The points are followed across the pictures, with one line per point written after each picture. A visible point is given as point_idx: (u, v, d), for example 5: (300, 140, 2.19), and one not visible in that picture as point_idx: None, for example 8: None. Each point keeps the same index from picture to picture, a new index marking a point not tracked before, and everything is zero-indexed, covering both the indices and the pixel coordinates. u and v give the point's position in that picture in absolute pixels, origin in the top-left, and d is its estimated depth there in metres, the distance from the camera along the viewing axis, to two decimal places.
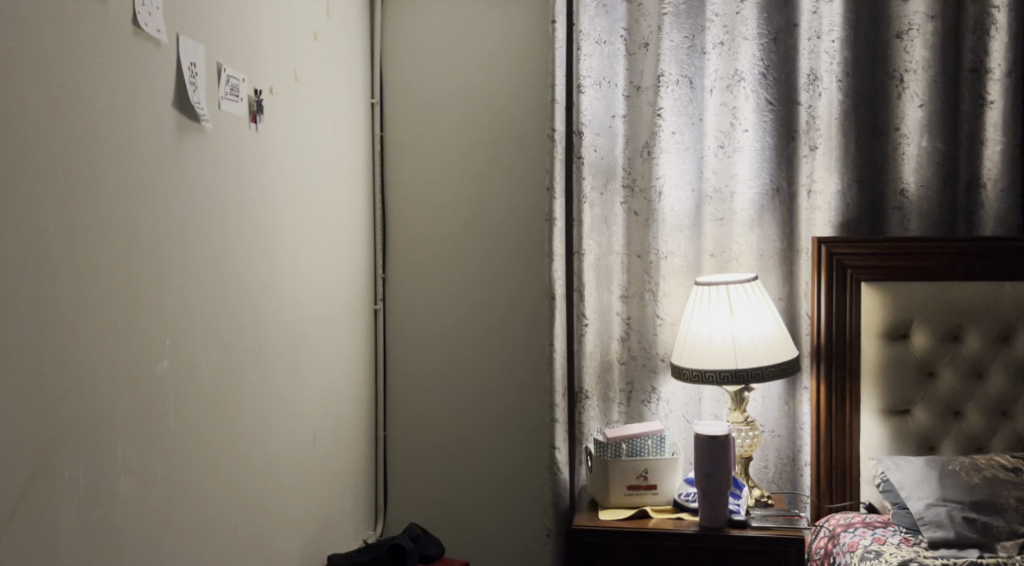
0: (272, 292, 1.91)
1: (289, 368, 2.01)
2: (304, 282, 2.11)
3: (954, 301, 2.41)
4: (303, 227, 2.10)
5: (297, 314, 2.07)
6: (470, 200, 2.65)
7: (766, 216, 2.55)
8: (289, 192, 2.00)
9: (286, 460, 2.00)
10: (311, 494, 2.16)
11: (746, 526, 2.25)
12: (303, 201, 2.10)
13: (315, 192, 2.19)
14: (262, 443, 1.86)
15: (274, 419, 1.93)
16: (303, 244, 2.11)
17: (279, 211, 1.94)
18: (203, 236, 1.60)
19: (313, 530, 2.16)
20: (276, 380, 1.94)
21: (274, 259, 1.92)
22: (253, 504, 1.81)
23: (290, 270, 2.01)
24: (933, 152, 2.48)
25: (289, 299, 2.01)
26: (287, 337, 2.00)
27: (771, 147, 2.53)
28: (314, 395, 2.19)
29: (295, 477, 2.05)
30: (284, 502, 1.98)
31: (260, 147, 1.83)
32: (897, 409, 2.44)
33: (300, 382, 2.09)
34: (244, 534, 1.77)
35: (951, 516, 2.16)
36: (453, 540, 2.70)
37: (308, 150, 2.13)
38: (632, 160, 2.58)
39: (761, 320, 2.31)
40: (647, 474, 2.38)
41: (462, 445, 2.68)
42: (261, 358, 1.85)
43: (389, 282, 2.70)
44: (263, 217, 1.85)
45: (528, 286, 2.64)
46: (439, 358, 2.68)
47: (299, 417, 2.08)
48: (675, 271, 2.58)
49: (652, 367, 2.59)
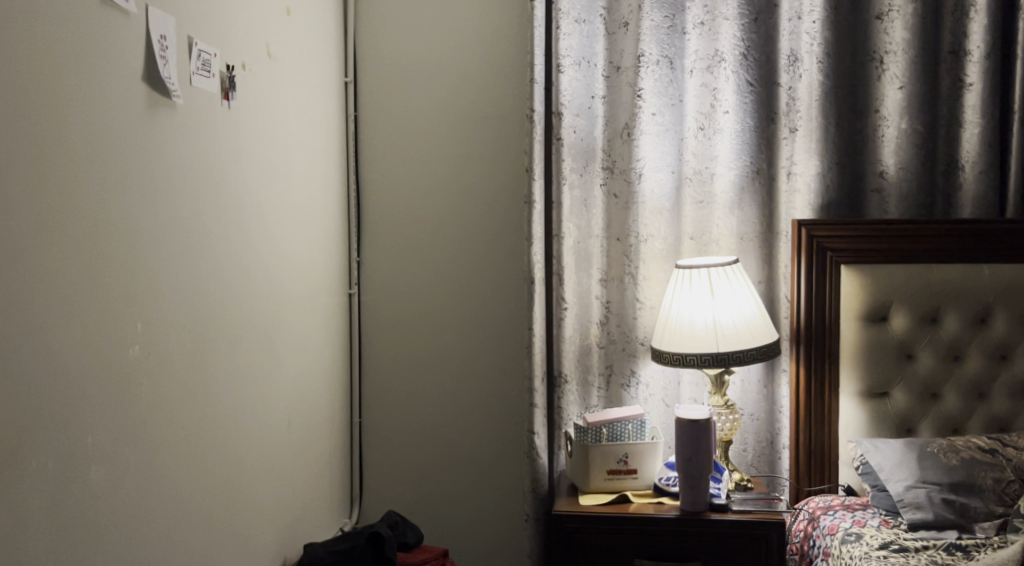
0: (248, 276, 1.87)
1: (264, 352, 1.97)
2: (279, 268, 2.07)
3: (933, 284, 2.41)
4: (277, 209, 2.05)
5: (272, 298, 2.02)
6: (447, 182, 2.61)
7: (746, 199, 2.53)
8: (263, 172, 1.95)
9: (261, 448, 1.96)
10: (287, 482, 2.12)
11: (727, 510, 2.24)
12: (278, 183, 2.05)
13: (289, 174, 2.14)
14: (236, 431, 1.81)
15: (250, 405, 1.89)
16: (278, 228, 2.06)
17: (252, 193, 1.88)
18: (176, 216, 1.55)
19: (289, 518, 2.12)
20: (250, 366, 1.89)
21: (248, 241, 1.87)
22: (227, 493, 1.77)
23: (264, 254, 1.97)
24: (913, 134, 2.48)
25: (263, 283, 1.96)
26: (261, 321, 1.95)
27: (751, 129, 2.51)
28: (289, 380, 2.14)
29: (270, 464, 2.01)
30: (259, 491, 1.94)
31: (234, 126, 1.78)
32: (877, 392, 2.44)
33: (275, 369, 2.05)
34: (218, 524, 1.72)
35: (931, 497, 2.17)
36: (430, 528, 2.67)
37: (282, 130, 2.08)
38: (612, 141, 2.55)
39: (742, 304, 2.30)
40: (627, 458, 2.37)
41: (440, 431, 2.65)
42: (235, 343, 1.80)
43: (364, 266, 2.65)
44: (237, 199, 1.80)
45: (507, 270, 2.61)
46: (416, 344, 2.64)
47: (274, 404, 2.04)
48: (654, 254, 2.56)
49: (632, 351, 2.57)
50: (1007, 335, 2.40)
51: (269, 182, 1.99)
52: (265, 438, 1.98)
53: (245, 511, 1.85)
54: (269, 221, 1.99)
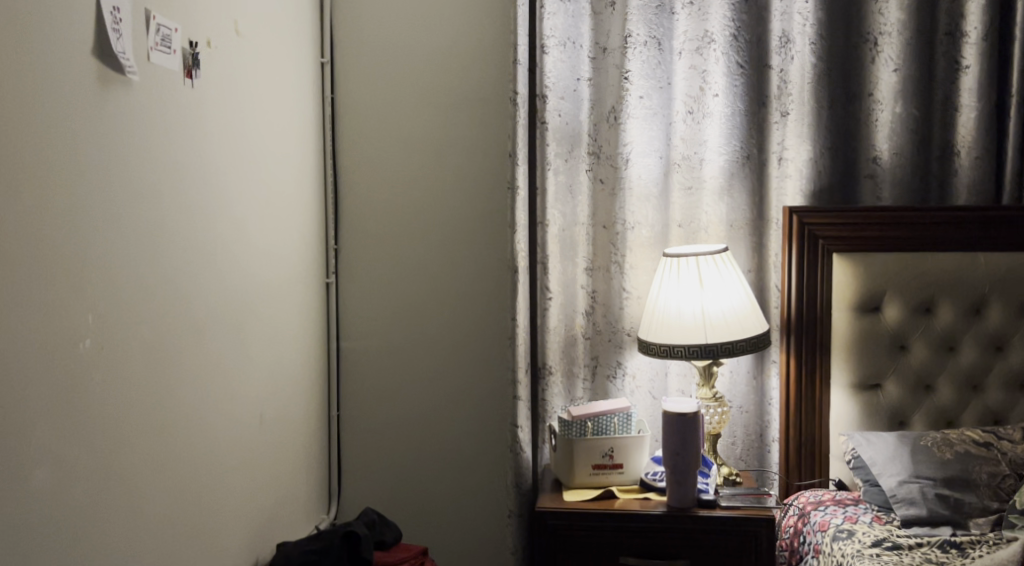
0: (215, 263, 1.79)
1: (234, 345, 1.89)
2: (249, 256, 1.98)
3: (928, 273, 2.34)
4: (247, 195, 1.96)
5: (243, 288, 1.94)
6: (428, 166, 2.52)
7: (736, 185, 2.46)
8: (232, 156, 1.87)
9: (230, 444, 1.88)
10: (259, 478, 2.04)
11: (716, 506, 2.17)
12: (248, 168, 1.97)
13: (261, 159, 2.05)
14: (203, 427, 1.73)
15: (218, 401, 1.81)
16: (249, 215, 1.98)
17: (220, 177, 1.80)
18: (133, 201, 1.47)
19: (261, 516, 2.04)
20: (219, 359, 1.81)
21: (217, 228, 1.79)
22: (193, 492, 1.69)
23: (234, 242, 1.89)
24: (907, 118, 2.41)
25: (233, 272, 1.88)
26: (230, 313, 1.87)
27: (742, 113, 2.44)
28: (263, 371, 2.07)
29: (239, 461, 1.92)
30: (228, 490, 1.86)
31: (199, 107, 1.69)
32: (869, 384, 2.38)
33: (246, 361, 1.97)
34: (182, 525, 1.64)
35: (924, 493, 2.11)
36: (411, 525, 2.60)
37: (252, 112, 1.99)
38: (598, 125, 2.47)
39: (732, 293, 2.22)
40: (613, 452, 2.30)
41: (421, 425, 2.57)
42: (201, 334, 1.72)
43: (341, 254, 2.56)
44: (203, 184, 1.72)
45: (490, 259, 2.53)
46: (398, 336, 2.56)
47: (244, 398, 1.96)
48: (642, 242, 2.49)
49: (618, 342, 2.50)
50: (1003, 325, 2.34)
51: (239, 167, 1.91)
52: (234, 432, 1.90)
53: (212, 513, 1.77)
54: (239, 208, 1.91)
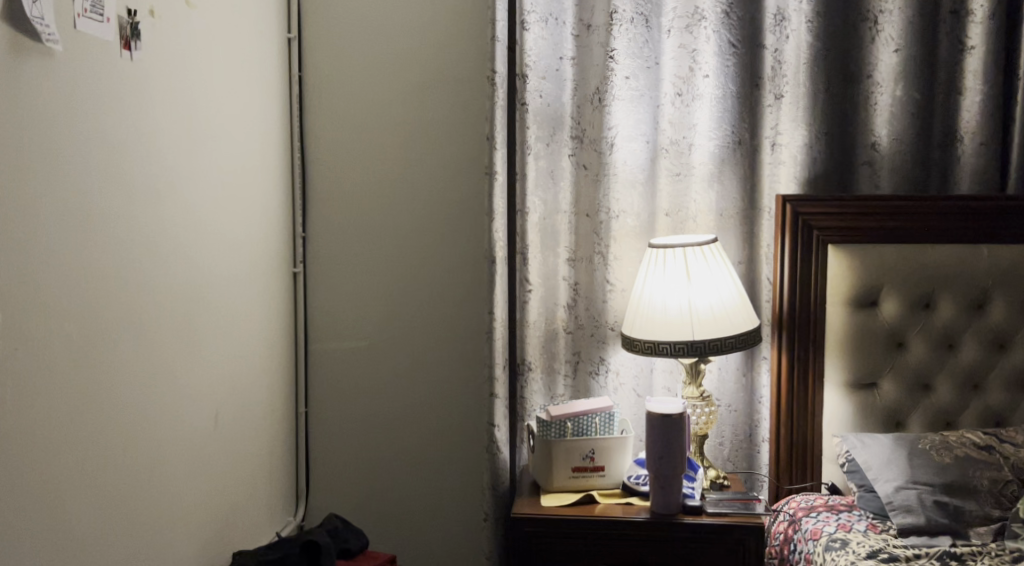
0: (153, 251, 1.66)
1: (179, 338, 1.76)
2: (200, 244, 1.85)
3: (928, 267, 2.22)
4: (199, 178, 1.84)
5: (191, 277, 1.81)
6: (400, 150, 2.38)
7: (726, 172, 2.32)
8: (177, 137, 1.74)
9: (173, 447, 1.75)
10: (212, 484, 1.91)
11: (701, 512, 2.05)
12: (200, 149, 1.84)
13: (216, 141, 1.92)
14: (132, 429, 1.61)
15: (157, 399, 1.68)
16: (201, 200, 1.85)
17: (158, 159, 1.67)
18: (37, 182, 1.35)
19: (212, 522, 1.92)
20: (160, 354, 1.69)
21: (155, 213, 1.66)
22: (113, 497, 1.56)
23: (181, 228, 1.76)
24: (908, 102, 2.28)
25: (177, 260, 1.75)
26: (175, 304, 1.74)
27: (734, 95, 2.30)
28: (218, 367, 1.94)
29: (186, 464, 1.80)
30: (163, 493, 1.73)
31: (130, 83, 1.57)
32: (864, 383, 2.26)
33: (198, 357, 1.84)
34: (95, 531, 1.53)
35: (921, 500, 1.99)
36: (383, 528, 2.47)
37: (205, 90, 1.86)
38: (581, 108, 2.32)
39: (721, 287, 2.10)
40: (594, 454, 2.17)
41: (393, 423, 2.44)
42: (132, 325, 1.60)
43: (309, 243, 2.42)
44: (133, 167, 1.59)
45: (466, 248, 2.39)
46: (369, 329, 2.43)
47: (194, 397, 1.83)
48: (626, 232, 2.35)
49: (601, 336, 2.37)
50: (1005, 322, 2.22)
51: (187, 148, 1.77)
52: (179, 434, 1.77)
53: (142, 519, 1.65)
54: (186, 192, 1.78)
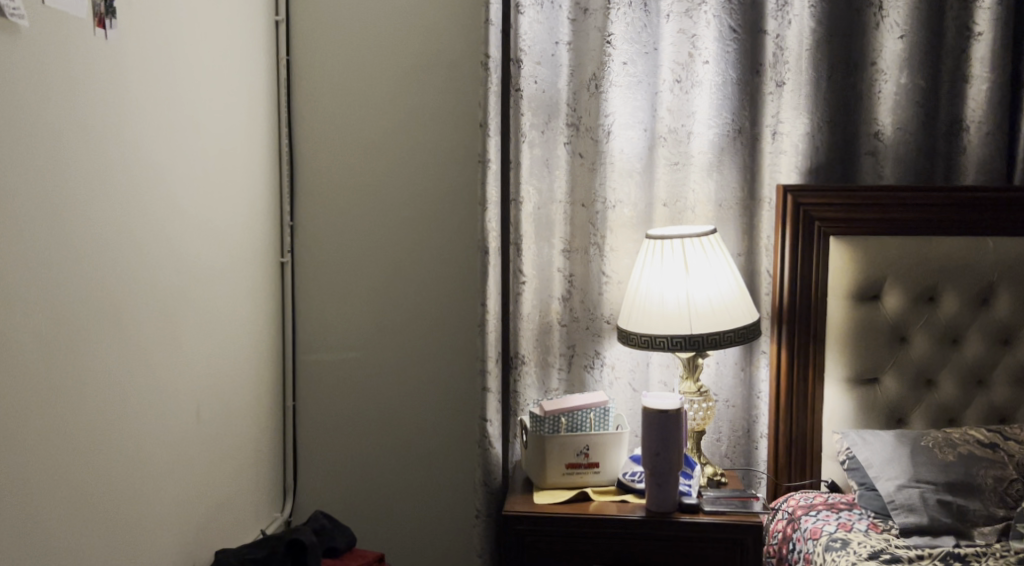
0: (121, 230, 1.67)
1: (128, 328, 1.71)
2: (162, 230, 1.80)
3: (932, 260, 2.16)
4: (159, 162, 1.79)
5: (148, 265, 1.76)
6: (391, 137, 2.31)
7: (726, 161, 2.26)
8: (130, 119, 1.69)
9: (126, 440, 1.71)
10: (175, 477, 1.86)
11: (698, 511, 2.00)
12: (160, 133, 1.78)
13: (183, 124, 1.87)
14: (72, 421, 1.56)
15: (100, 390, 1.63)
16: (162, 186, 1.80)
17: (105, 141, 1.61)
18: None
19: (178, 516, 1.87)
20: (103, 347, 1.64)
21: (102, 197, 1.61)
22: (53, 491, 1.52)
23: (135, 214, 1.71)
24: (913, 89, 2.22)
25: (130, 247, 1.70)
26: (125, 293, 1.69)
27: (733, 82, 2.24)
28: (182, 358, 1.89)
29: (142, 456, 1.75)
30: (120, 486, 1.69)
31: (69, 62, 1.52)
32: (865, 378, 2.21)
33: (154, 348, 1.79)
34: (38, 525, 1.48)
35: (924, 499, 1.93)
36: (372, 525, 2.42)
37: (167, 72, 1.81)
38: (577, 94, 2.26)
39: (720, 280, 2.04)
40: (589, 450, 2.11)
41: (383, 417, 2.38)
42: (97, 298, 1.61)
43: (297, 232, 2.36)
44: (74, 149, 1.54)
45: (459, 239, 2.33)
46: (359, 321, 2.37)
47: (151, 388, 1.78)
48: (623, 223, 2.29)
49: (597, 330, 2.32)
50: (1011, 317, 2.16)
51: (142, 131, 1.73)
52: (134, 424, 1.73)
53: (90, 513, 1.61)
54: (142, 177, 1.73)
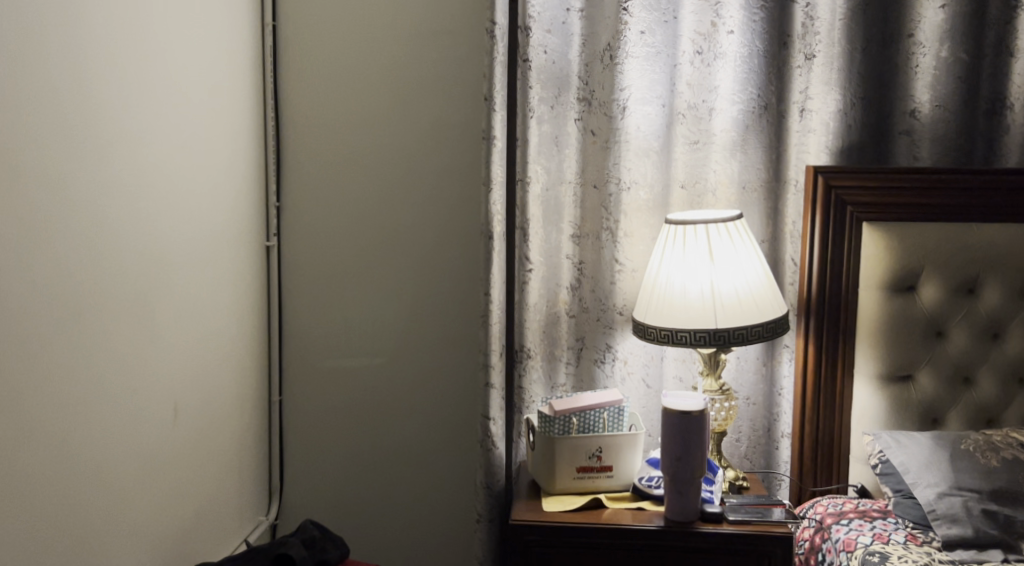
0: (83, 208, 1.49)
1: (95, 321, 1.53)
2: (131, 209, 1.62)
3: (973, 248, 2.00)
4: (127, 133, 1.60)
5: (114, 248, 1.57)
6: (387, 111, 2.13)
7: (750, 140, 2.09)
8: (90, 83, 1.50)
9: (92, 443, 1.53)
10: (150, 481, 1.68)
11: (722, 521, 1.84)
12: (126, 100, 1.60)
13: (153, 92, 1.68)
14: (28, 421, 1.39)
15: (59, 388, 1.45)
16: (129, 159, 1.61)
17: (58, 107, 1.43)
18: None
19: (153, 525, 1.70)
20: (60, 342, 1.45)
21: (57, 172, 1.43)
22: (4, 500, 1.34)
23: (97, 191, 1.53)
24: (953, 64, 2.05)
25: (93, 227, 1.52)
26: (87, 280, 1.51)
27: (760, 54, 2.07)
28: (157, 352, 1.71)
29: (109, 461, 1.57)
30: (87, 493, 1.51)
31: (14, 17, 1.34)
32: (898, 375, 2.05)
33: (123, 340, 1.60)
34: None
35: (968, 509, 1.78)
36: (364, 528, 2.25)
37: (134, 31, 1.62)
38: (590, 66, 2.08)
39: (746, 269, 1.87)
40: (602, 453, 1.95)
41: (377, 413, 2.21)
42: (57, 284, 1.44)
43: (285, 214, 2.17)
44: (19, 114, 1.35)
45: (460, 221, 2.15)
46: (351, 310, 2.19)
47: (121, 385, 1.60)
48: (638, 206, 2.12)
49: (608, 321, 2.15)
50: None
51: (104, 97, 1.54)
52: (102, 426, 1.55)
53: (48, 523, 1.43)
54: (105, 149, 1.54)
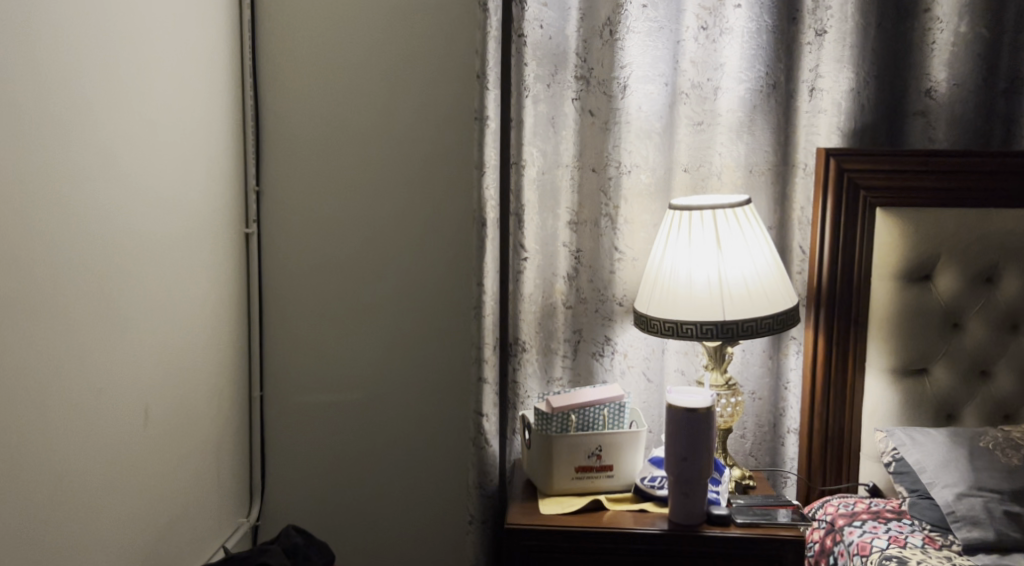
0: (41, 193, 1.37)
1: (58, 314, 1.41)
2: (96, 193, 1.50)
3: (992, 235, 1.90)
4: (92, 110, 1.48)
5: (76, 237, 1.45)
6: (374, 89, 2.01)
7: (758, 121, 1.98)
8: (48, 56, 1.38)
9: (54, 451, 1.41)
10: (118, 488, 1.57)
11: (730, 524, 1.74)
12: (88, 74, 1.47)
13: (119, 66, 1.56)
14: None
15: (18, 388, 1.33)
16: (93, 139, 1.49)
17: (11, 80, 1.31)
18: None
19: (123, 531, 1.59)
20: (19, 336, 1.33)
21: (13, 152, 1.31)
22: None
23: (59, 174, 1.41)
24: (972, 41, 1.95)
25: (53, 213, 1.40)
26: (47, 270, 1.39)
27: (768, 30, 1.95)
28: (125, 348, 1.58)
29: (73, 468, 1.45)
30: (47, 499, 1.40)
31: None
32: (912, 368, 1.95)
33: (88, 335, 1.49)
34: None
35: (989, 510, 1.69)
36: (350, 530, 2.14)
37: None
38: (588, 42, 1.97)
39: (755, 257, 1.76)
40: (602, 452, 1.84)
41: (365, 409, 2.10)
42: (14, 274, 1.32)
43: (265, 198, 2.05)
44: None
45: (451, 206, 2.03)
46: (335, 300, 2.07)
47: (85, 383, 1.48)
48: (639, 191, 2.01)
49: (607, 312, 2.04)
50: None
51: (62, 70, 1.41)
52: (63, 431, 1.43)
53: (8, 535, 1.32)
54: (67, 126, 1.42)
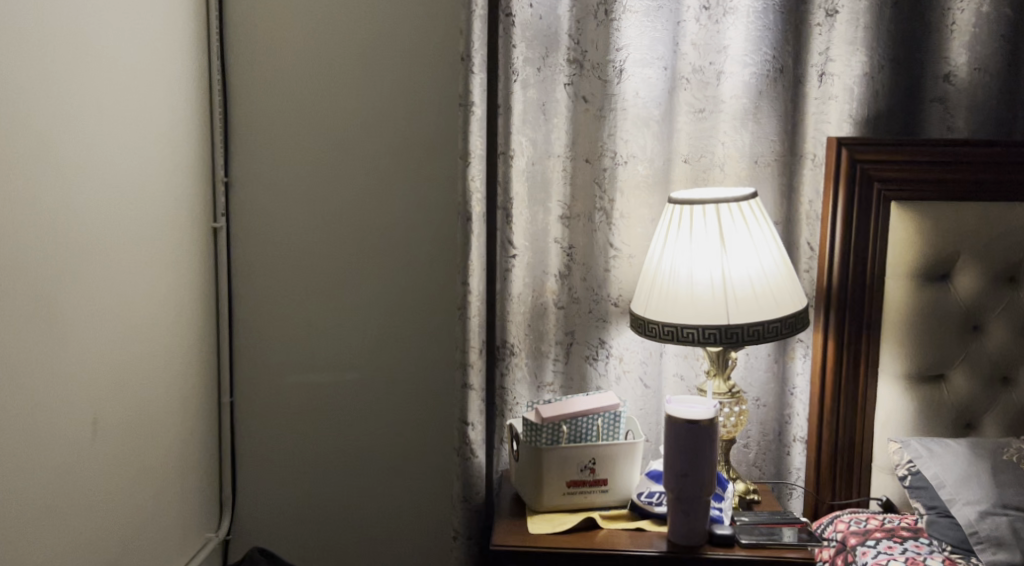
0: None
1: None
2: (38, 186, 1.36)
3: (1016, 232, 1.76)
4: (33, 94, 1.34)
5: (13, 235, 1.31)
6: (351, 72, 1.86)
7: (763, 108, 1.84)
8: None
9: None
10: (63, 513, 1.43)
11: (734, 544, 1.60)
12: (27, 53, 1.33)
13: (63, 46, 1.41)
14: None
15: None
16: (33, 126, 1.34)
17: None
18: None
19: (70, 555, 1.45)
20: None
21: None
22: None
23: None
24: (995, 21, 1.80)
25: None
26: None
27: (775, 9, 1.81)
28: (72, 357, 1.44)
29: (11, 489, 1.31)
30: None
31: None
32: (929, 375, 1.81)
33: (28, 344, 1.34)
34: None
35: (1015, 530, 1.55)
36: (327, 545, 2.00)
37: None
38: (582, 23, 1.82)
39: (762, 256, 1.62)
40: (595, 465, 1.70)
41: (343, 417, 1.96)
42: None
43: (234, 191, 1.91)
44: None
45: (434, 199, 1.89)
46: (310, 299, 1.93)
47: (25, 397, 1.34)
48: (636, 183, 1.86)
49: (602, 313, 1.90)
50: None
51: None
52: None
53: None
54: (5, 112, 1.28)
